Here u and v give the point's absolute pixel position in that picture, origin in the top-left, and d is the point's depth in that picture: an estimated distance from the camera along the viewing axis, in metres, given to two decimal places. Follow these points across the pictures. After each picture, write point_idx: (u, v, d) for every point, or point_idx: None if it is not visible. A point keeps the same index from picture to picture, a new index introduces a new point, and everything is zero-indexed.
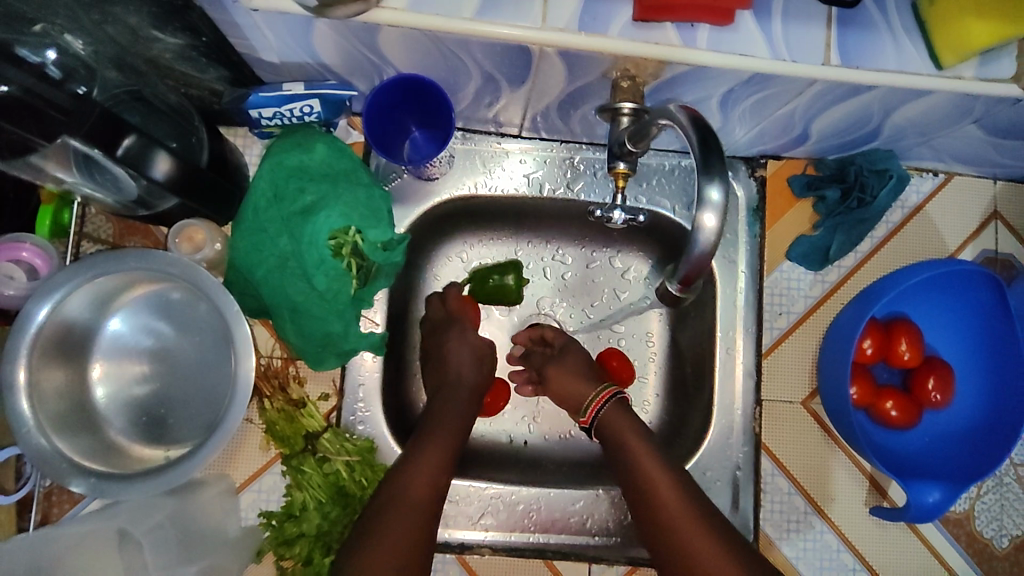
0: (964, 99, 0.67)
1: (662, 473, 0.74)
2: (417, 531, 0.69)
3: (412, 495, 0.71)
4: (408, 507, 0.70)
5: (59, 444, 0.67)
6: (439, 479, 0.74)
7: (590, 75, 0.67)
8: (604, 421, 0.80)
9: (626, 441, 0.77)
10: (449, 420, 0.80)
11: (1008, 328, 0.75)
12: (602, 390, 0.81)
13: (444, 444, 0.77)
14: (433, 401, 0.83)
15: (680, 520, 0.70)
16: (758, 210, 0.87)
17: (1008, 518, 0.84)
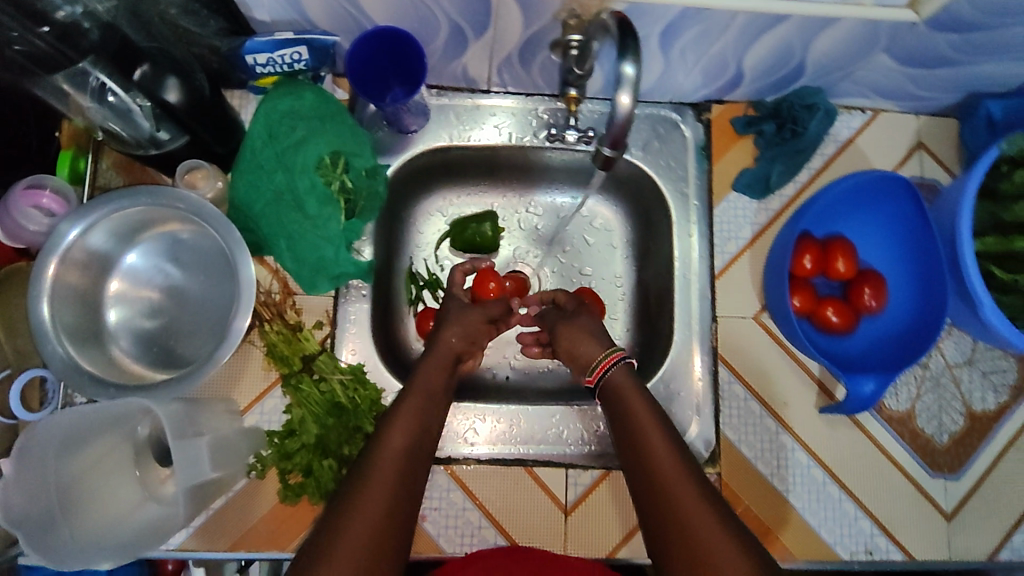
0: (868, 26, 0.75)
1: (643, 405, 0.73)
2: (402, 490, 0.65)
3: (394, 452, 0.67)
4: (393, 465, 0.66)
5: (76, 351, 0.77)
6: (422, 440, 0.71)
7: (542, 18, 0.76)
8: (607, 382, 0.78)
9: (630, 403, 0.74)
10: (436, 370, 0.79)
11: (926, 235, 0.86)
12: (608, 352, 0.79)
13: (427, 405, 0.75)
14: (434, 344, 0.83)
15: (658, 450, 0.68)
16: (705, 148, 0.97)
17: (947, 415, 0.92)
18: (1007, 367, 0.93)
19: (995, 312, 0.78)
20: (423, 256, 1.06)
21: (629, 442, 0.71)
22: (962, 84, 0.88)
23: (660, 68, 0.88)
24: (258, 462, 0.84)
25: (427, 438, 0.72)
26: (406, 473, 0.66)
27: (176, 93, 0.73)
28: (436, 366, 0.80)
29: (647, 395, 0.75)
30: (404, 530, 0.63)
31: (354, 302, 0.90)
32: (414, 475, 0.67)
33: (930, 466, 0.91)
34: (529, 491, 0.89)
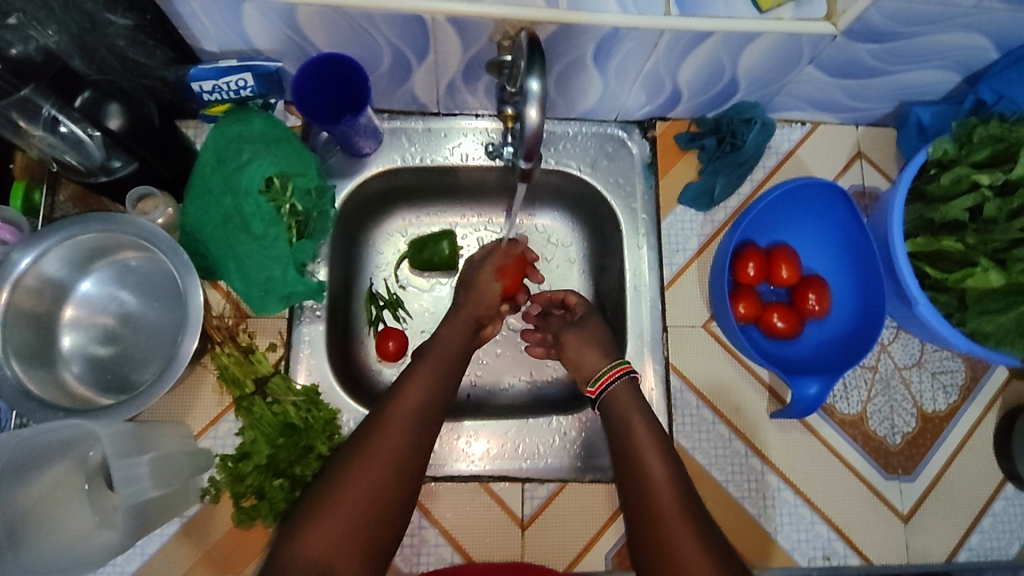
0: (790, 40, 0.78)
1: (649, 430, 0.75)
2: (413, 438, 0.74)
3: (408, 406, 0.76)
4: (405, 417, 0.76)
5: (24, 374, 0.76)
6: (435, 400, 0.79)
7: (479, 41, 0.79)
8: (609, 395, 0.80)
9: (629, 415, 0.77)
10: (451, 336, 0.88)
11: (862, 237, 0.89)
12: (618, 364, 0.82)
13: (441, 368, 0.83)
14: (456, 313, 0.92)
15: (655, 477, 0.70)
16: (651, 164, 0.99)
17: (899, 417, 0.93)
18: (955, 367, 0.95)
19: (930, 310, 0.80)
20: (382, 276, 1.07)
21: (626, 454, 0.73)
22: (893, 93, 0.91)
23: (602, 87, 0.90)
24: (212, 487, 0.84)
25: (439, 396, 0.80)
26: (417, 426, 0.76)
27: (118, 122, 0.76)
28: (454, 332, 0.89)
29: (646, 410, 0.77)
30: (413, 471, 0.73)
31: (308, 323, 0.92)
32: (425, 429, 0.76)
33: (884, 468, 0.91)
34: (485, 507, 0.89)
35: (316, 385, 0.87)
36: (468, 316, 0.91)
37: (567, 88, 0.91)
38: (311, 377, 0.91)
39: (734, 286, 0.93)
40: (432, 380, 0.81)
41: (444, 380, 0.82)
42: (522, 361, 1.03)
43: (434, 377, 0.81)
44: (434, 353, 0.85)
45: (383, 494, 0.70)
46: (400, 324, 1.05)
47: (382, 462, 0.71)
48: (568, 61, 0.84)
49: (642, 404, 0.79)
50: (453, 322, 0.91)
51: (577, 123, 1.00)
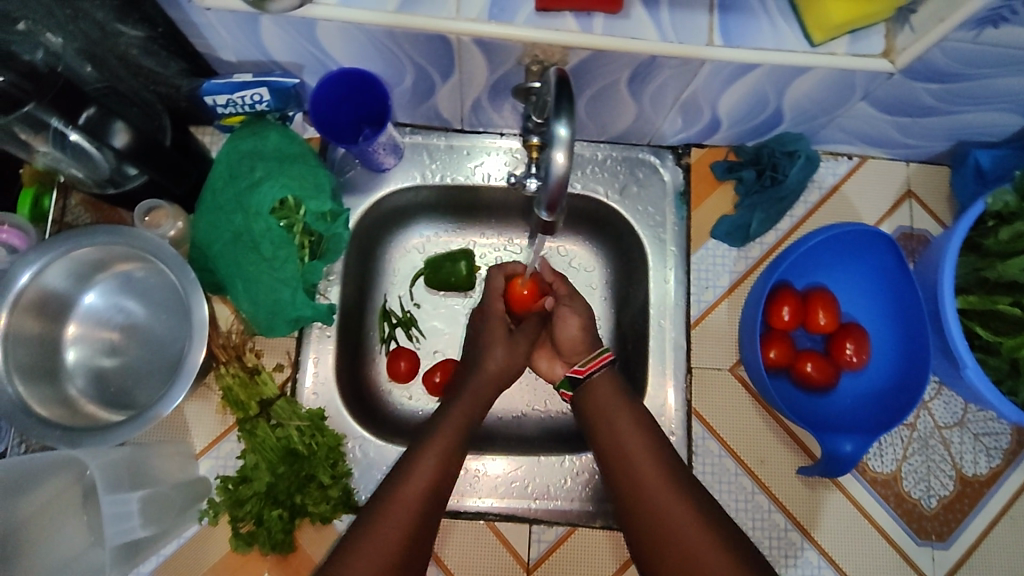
0: (843, 75, 0.72)
1: (647, 447, 0.75)
2: (416, 532, 0.68)
3: (414, 494, 0.70)
4: (409, 508, 0.69)
5: (27, 393, 0.74)
6: (444, 482, 0.73)
7: (507, 63, 0.74)
8: (593, 387, 0.80)
9: (618, 421, 0.77)
10: (466, 405, 0.80)
11: (908, 288, 0.84)
12: (599, 352, 0.81)
13: (454, 443, 0.76)
14: (473, 379, 0.83)
15: (665, 499, 0.71)
16: (684, 194, 0.94)
17: (935, 479, 0.87)
18: (1000, 429, 0.88)
19: (979, 375, 0.74)
20: (397, 293, 1.00)
21: (625, 472, 0.74)
22: (951, 132, 0.85)
23: (635, 112, 0.85)
24: (211, 507, 0.81)
25: (448, 477, 0.73)
26: (422, 518, 0.69)
27: (124, 137, 0.73)
28: (470, 402, 0.81)
29: (635, 413, 0.78)
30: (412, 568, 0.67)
31: (316, 343, 0.88)
32: (429, 519, 0.70)
33: (916, 532, 0.85)
34: (490, 547, 0.85)
35: (321, 409, 0.83)
36: (483, 382, 0.83)
37: (598, 112, 0.86)
38: (318, 400, 0.87)
39: (767, 329, 0.88)
40: (443, 459, 0.74)
41: (456, 456, 0.75)
42: (535, 387, 0.97)
43: (445, 455, 0.74)
44: (448, 424, 0.77)
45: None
46: (413, 344, 0.98)
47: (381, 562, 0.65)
48: (601, 87, 0.79)
49: (630, 408, 0.78)
50: (474, 388, 0.82)
51: (608, 147, 0.95)
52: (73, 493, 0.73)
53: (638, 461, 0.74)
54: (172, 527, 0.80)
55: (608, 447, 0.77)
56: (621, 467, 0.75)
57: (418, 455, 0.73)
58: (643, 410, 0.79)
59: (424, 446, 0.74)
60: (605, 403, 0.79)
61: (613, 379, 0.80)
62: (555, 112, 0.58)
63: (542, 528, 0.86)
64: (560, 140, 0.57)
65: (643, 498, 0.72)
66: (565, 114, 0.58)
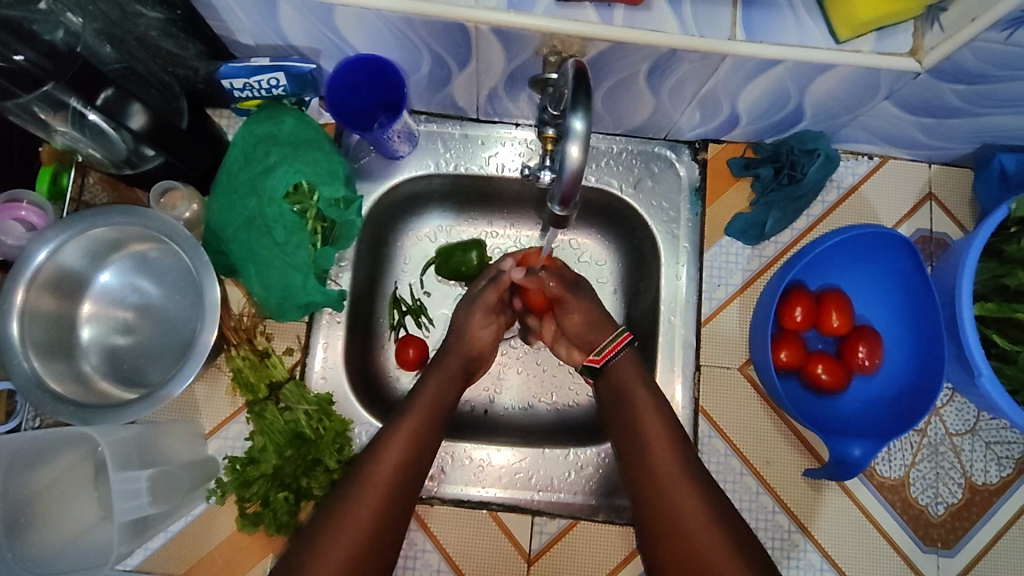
0: (868, 74, 0.71)
1: (663, 436, 0.75)
2: (388, 511, 0.70)
3: (386, 473, 0.71)
4: (381, 489, 0.70)
5: (42, 368, 0.75)
6: (413, 461, 0.74)
7: (524, 53, 0.74)
8: (615, 369, 0.81)
9: (643, 415, 0.76)
10: (435, 385, 0.82)
11: (925, 294, 0.83)
12: (617, 335, 0.83)
13: (426, 425, 0.77)
14: (445, 354, 0.86)
15: (686, 501, 0.70)
16: (699, 189, 0.93)
17: (944, 486, 0.86)
18: (1013, 438, 0.87)
19: (994, 384, 0.73)
20: (407, 281, 1.00)
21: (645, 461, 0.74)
22: (976, 135, 0.83)
23: (653, 106, 0.84)
24: (218, 487, 0.81)
25: (420, 457, 0.75)
26: (393, 497, 0.71)
27: (141, 119, 0.73)
28: (441, 380, 0.82)
29: (665, 412, 0.77)
30: (384, 548, 0.69)
31: (326, 329, 0.89)
32: (401, 500, 0.71)
33: (922, 539, 0.85)
34: (491, 537, 0.86)
35: (328, 395, 0.84)
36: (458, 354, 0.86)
37: (615, 105, 0.85)
38: (326, 385, 0.88)
39: (778, 330, 0.87)
40: (416, 441, 0.75)
41: (428, 438, 0.77)
42: (541, 377, 0.97)
43: (417, 439, 0.75)
44: (421, 402, 0.79)
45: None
46: (421, 332, 0.99)
47: (353, 544, 0.66)
48: (620, 79, 0.78)
49: (659, 403, 0.78)
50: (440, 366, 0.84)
51: (624, 140, 0.94)
52: (84, 469, 0.74)
53: (659, 456, 0.73)
54: (180, 505, 0.81)
55: (630, 433, 0.77)
56: (643, 456, 0.75)
57: (390, 434, 0.75)
58: (664, 403, 0.78)
59: (396, 425, 0.75)
60: (638, 392, 0.78)
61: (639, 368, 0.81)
62: (572, 105, 0.57)
63: (545, 519, 0.86)
64: (576, 133, 0.56)
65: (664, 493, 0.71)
66: (582, 106, 0.57)
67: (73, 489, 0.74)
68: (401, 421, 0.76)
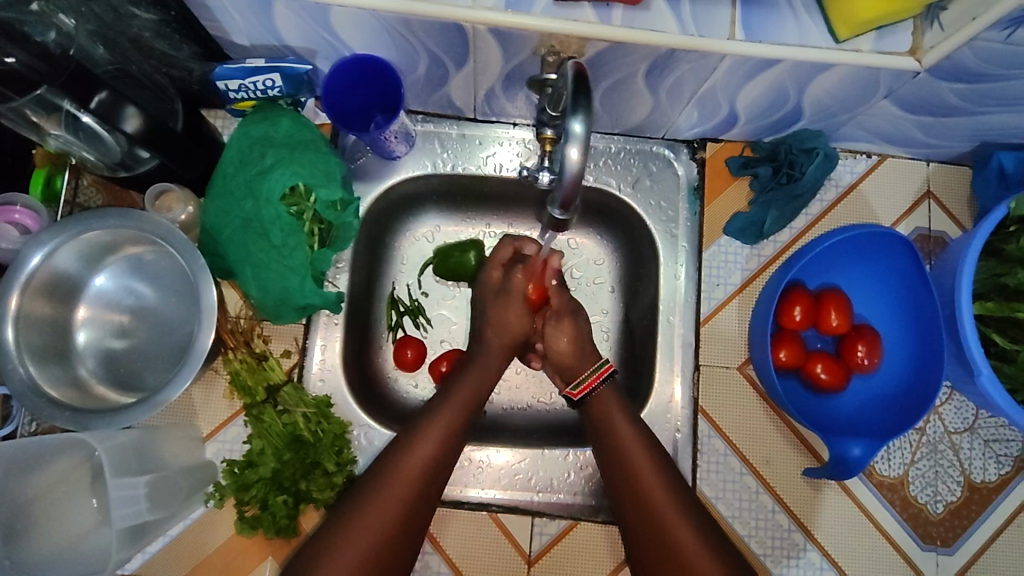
0: (867, 73, 0.71)
1: (649, 457, 0.74)
2: (416, 502, 0.70)
3: (414, 470, 0.71)
4: (413, 480, 0.71)
5: (38, 373, 0.75)
6: (446, 454, 0.74)
7: (522, 53, 0.73)
8: (592, 403, 0.80)
9: (625, 439, 0.76)
10: (472, 384, 0.81)
11: (925, 292, 0.82)
12: (599, 367, 0.82)
13: (456, 422, 0.77)
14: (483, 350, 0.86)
15: (675, 520, 0.69)
16: (697, 189, 0.92)
17: (943, 484, 0.86)
18: (1011, 436, 0.87)
19: (993, 383, 0.73)
20: (405, 281, 0.99)
21: (637, 499, 0.72)
22: (975, 133, 0.83)
23: (651, 105, 0.84)
24: (216, 490, 0.80)
25: (452, 451, 0.75)
26: (422, 489, 0.71)
27: (135, 122, 0.71)
28: (480, 375, 0.83)
29: (647, 439, 0.76)
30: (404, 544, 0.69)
31: (324, 330, 0.88)
32: (430, 492, 0.72)
33: (921, 537, 0.85)
34: (491, 538, 0.86)
35: (327, 397, 0.83)
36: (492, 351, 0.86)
37: (613, 104, 0.85)
38: (324, 387, 0.87)
39: (777, 329, 0.87)
40: (448, 435, 0.75)
41: (461, 432, 0.77)
42: (539, 377, 0.97)
43: (451, 433, 0.76)
44: (458, 397, 0.79)
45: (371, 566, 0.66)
46: (420, 332, 0.98)
47: (379, 532, 0.67)
48: (617, 79, 0.77)
49: (640, 430, 0.77)
50: (483, 363, 0.84)
51: (622, 140, 0.93)
52: (81, 473, 0.73)
53: (658, 505, 0.71)
54: (179, 510, 0.80)
55: (616, 473, 0.75)
56: (633, 497, 0.72)
57: (425, 426, 0.75)
58: (647, 433, 0.77)
59: (429, 422, 0.75)
60: (626, 437, 0.76)
61: (620, 406, 0.79)
62: (572, 107, 0.57)
63: (545, 520, 0.86)
64: (575, 135, 0.56)
65: (667, 539, 0.69)
66: (581, 109, 0.56)
67: (72, 492, 0.73)
68: (436, 414, 0.76)
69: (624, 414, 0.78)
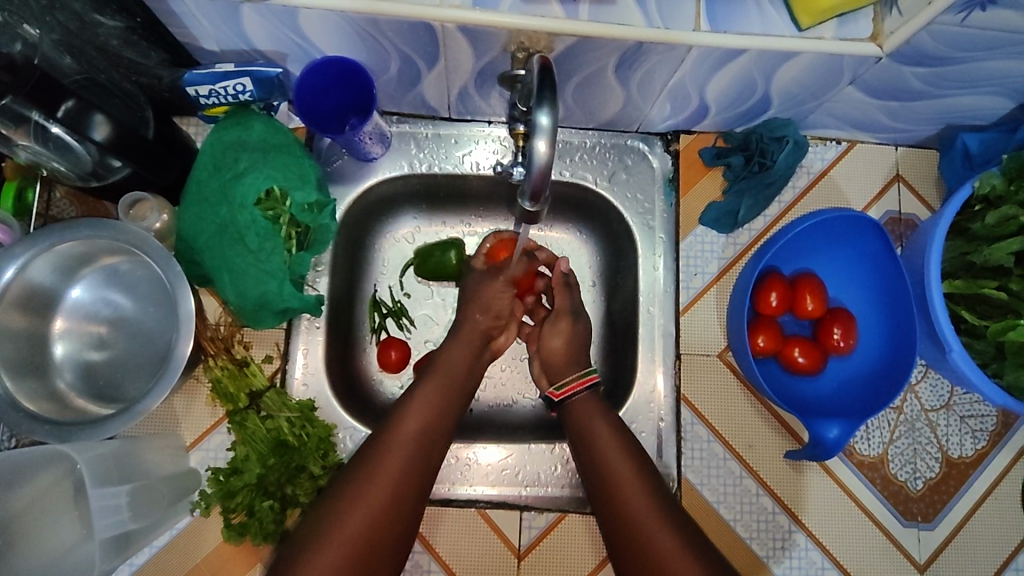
0: (831, 61, 0.72)
1: (622, 454, 0.76)
2: (410, 474, 0.72)
3: (405, 441, 0.73)
4: (404, 451, 0.72)
5: (14, 387, 0.74)
6: (433, 431, 0.76)
7: (492, 50, 0.74)
8: (572, 406, 0.82)
9: (597, 437, 0.78)
10: (462, 360, 0.83)
11: (896, 272, 0.84)
12: (583, 374, 0.83)
13: (443, 398, 0.79)
14: (460, 325, 0.87)
15: (647, 515, 0.70)
16: (672, 180, 0.93)
17: (922, 461, 0.88)
18: (986, 412, 0.89)
19: (965, 359, 0.75)
20: (387, 283, 0.99)
21: (612, 500, 0.73)
22: (940, 116, 0.84)
23: (623, 99, 0.85)
24: (202, 499, 0.80)
25: (440, 425, 0.77)
26: (414, 461, 0.72)
27: (104, 130, 0.71)
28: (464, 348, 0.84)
29: (625, 441, 0.77)
30: (405, 512, 0.70)
31: (305, 334, 0.88)
32: (424, 464, 0.73)
33: (902, 514, 0.87)
34: (481, 535, 0.86)
35: (310, 401, 0.83)
36: (473, 327, 0.86)
37: (586, 99, 0.85)
38: (307, 391, 0.87)
39: (755, 315, 0.88)
40: (435, 409, 0.77)
41: (448, 408, 0.79)
42: (523, 371, 0.98)
43: (439, 407, 0.78)
44: (441, 373, 0.81)
45: (370, 538, 0.67)
46: (403, 333, 0.98)
47: (373, 505, 0.68)
48: (589, 72, 0.78)
49: (613, 427, 0.78)
50: (464, 336, 0.86)
51: (596, 134, 0.94)
52: (63, 488, 0.73)
53: (635, 509, 0.71)
54: (164, 518, 0.80)
55: (596, 475, 0.76)
56: (609, 498, 0.73)
57: (409, 405, 0.76)
58: (625, 434, 0.78)
59: (415, 398, 0.77)
60: (602, 439, 0.77)
61: (602, 414, 0.80)
62: (538, 100, 0.57)
63: (534, 514, 0.87)
64: (542, 128, 0.57)
65: (646, 541, 0.69)
66: (548, 102, 0.57)
67: (56, 508, 0.72)
68: (419, 393, 0.78)
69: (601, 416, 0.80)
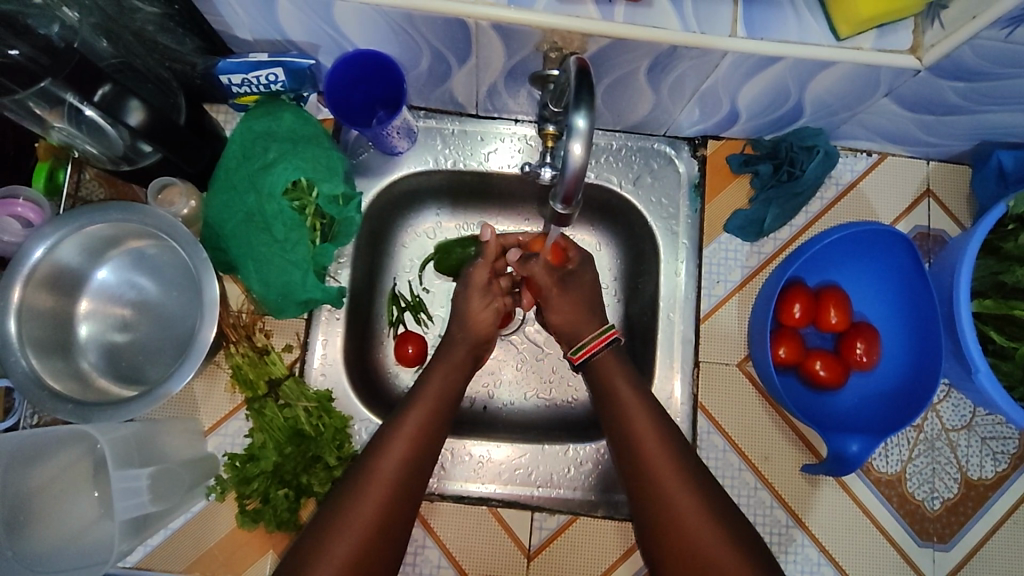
0: (868, 71, 0.71)
1: (662, 443, 0.73)
2: (420, 451, 0.73)
3: (418, 419, 0.75)
4: (387, 484, 0.70)
5: (40, 366, 0.75)
6: (443, 410, 0.78)
7: (524, 49, 0.73)
8: (596, 365, 0.81)
9: (635, 427, 0.75)
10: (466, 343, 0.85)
11: (924, 288, 0.83)
12: (603, 331, 0.83)
13: (449, 378, 0.81)
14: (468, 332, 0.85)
15: (689, 511, 0.69)
16: (698, 186, 0.93)
17: (940, 481, 0.87)
18: (1008, 434, 0.88)
19: (991, 379, 0.74)
20: (406, 277, 0.99)
21: (647, 495, 0.71)
22: (976, 132, 0.83)
23: (652, 102, 0.84)
24: (218, 484, 0.81)
25: (448, 405, 0.79)
26: (397, 494, 0.70)
27: (139, 115, 0.72)
28: (447, 373, 0.81)
29: (666, 433, 0.74)
30: (414, 487, 0.72)
31: (325, 325, 0.89)
32: (407, 495, 0.71)
33: (918, 533, 0.86)
34: (492, 533, 0.86)
35: (328, 391, 0.84)
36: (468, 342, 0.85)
37: (615, 100, 0.85)
38: (326, 382, 0.88)
39: (777, 325, 0.88)
40: (440, 391, 0.79)
41: (449, 392, 0.80)
42: (539, 371, 0.98)
43: (443, 389, 0.79)
44: (425, 398, 0.77)
45: (364, 555, 0.67)
46: (421, 328, 0.98)
47: (358, 537, 0.67)
48: (622, 75, 0.77)
49: (657, 413, 0.76)
50: (448, 358, 0.83)
51: (623, 136, 0.94)
52: (84, 468, 0.74)
53: (679, 505, 0.69)
54: (181, 503, 0.80)
55: (631, 464, 0.74)
56: (646, 496, 0.71)
57: (424, 388, 0.79)
58: (666, 419, 0.76)
59: (427, 380, 0.80)
60: (645, 432, 0.74)
61: (643, 401, 0.77)
62: (575, 102, 0.57)
63: (545, 515, 0.86)
64: (579, 130, 0.56)
65: (688, 541, 0.68)
66: (584, 104, 0.57)
67: (75, 487, 0.73)
68: (432, 378, 0.80)
69: (636, 384, 0.79)
